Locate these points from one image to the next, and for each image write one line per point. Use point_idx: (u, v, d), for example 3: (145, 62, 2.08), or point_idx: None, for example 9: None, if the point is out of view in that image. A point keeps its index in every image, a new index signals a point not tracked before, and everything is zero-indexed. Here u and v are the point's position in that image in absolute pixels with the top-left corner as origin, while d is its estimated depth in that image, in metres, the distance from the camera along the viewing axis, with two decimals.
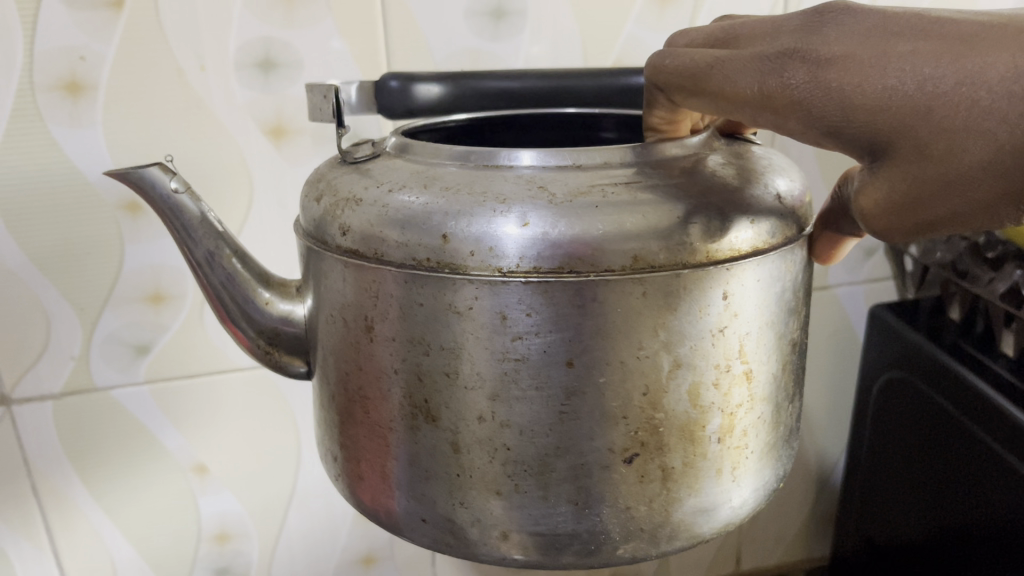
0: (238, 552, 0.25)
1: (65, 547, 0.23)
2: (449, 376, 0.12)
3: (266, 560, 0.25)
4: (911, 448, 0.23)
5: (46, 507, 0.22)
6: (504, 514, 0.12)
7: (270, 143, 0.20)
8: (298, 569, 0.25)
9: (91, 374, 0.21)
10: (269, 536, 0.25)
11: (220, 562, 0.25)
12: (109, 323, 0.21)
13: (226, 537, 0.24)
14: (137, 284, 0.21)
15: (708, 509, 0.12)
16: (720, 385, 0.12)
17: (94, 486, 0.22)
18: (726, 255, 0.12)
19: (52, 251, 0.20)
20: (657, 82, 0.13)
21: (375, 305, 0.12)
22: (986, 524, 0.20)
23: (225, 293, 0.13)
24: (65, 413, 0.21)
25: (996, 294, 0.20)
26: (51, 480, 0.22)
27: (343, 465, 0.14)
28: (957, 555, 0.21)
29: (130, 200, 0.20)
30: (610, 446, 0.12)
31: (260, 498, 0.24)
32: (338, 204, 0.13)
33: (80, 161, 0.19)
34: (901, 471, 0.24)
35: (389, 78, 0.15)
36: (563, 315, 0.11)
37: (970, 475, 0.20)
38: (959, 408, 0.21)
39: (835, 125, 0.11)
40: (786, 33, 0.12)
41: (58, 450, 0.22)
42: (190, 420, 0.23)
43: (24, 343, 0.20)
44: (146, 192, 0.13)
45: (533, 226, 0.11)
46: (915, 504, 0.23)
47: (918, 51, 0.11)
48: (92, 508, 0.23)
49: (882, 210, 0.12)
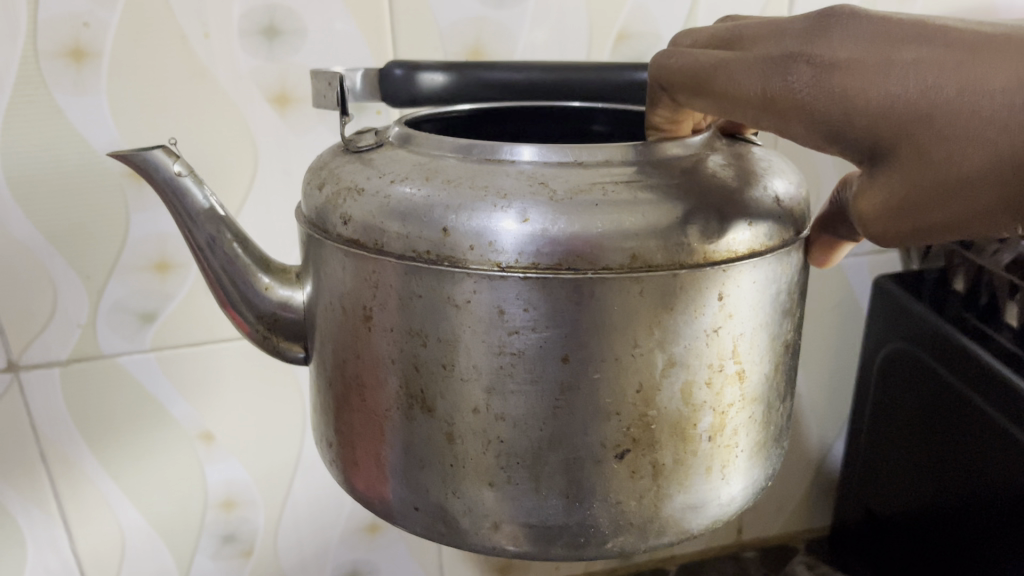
0: (244, 518, 0.25)
1: (73, 514, 0.23)
2: (444, 368, 0.12)
3: (272, 526, 0.25)
4: (913, 430, 0.23)
5: (52, 473, 0.22)
6: (496, 504, 0.12)
7: (275, 111, 0.20)
8: (304, 535, 0.26)
9: (99, 343, 0.21)
10: (275, 505, 0.25)
11: (226, 529, 0.25)
12: (116, 291, 0.21)
13: (232, 504, 0.24)
14: (144, 252, 0.21)
15: (696, 506, 0.13)
16: (712, 384, 0.12)
17: (100, 453, 0.23)
18: (724, 256, 0.12)
19: (60, 218, 0.20)
20: (662, 82, 0.13)
21: (373, 295, 0.12)
22: (987, 499, 0.20)
23: (225, 276, 0.14)
24: (73, 379, 0.22)
25: (1003, 264, 0.21)
26: (60, 446, 0.22)
27: (338, 451, 0.14)
28: (961, 534, 0.21)
29: (136, 168, 0.20)
30: (602, 441, 0.12)
31: (266, 464, 0.24)
32: (340, 193, 0.13)
33: (86, 129, 0.19)
34: (901, 447, 0.24)
35: (394, 66, 0.15)
36: (560, 311, 0.11)
37: (972, 449, 0.21)
38: (962, 378, 0.21)
39: (837, 130, 0.11)
40: (790, 36, 0.12)
41: (64, 416, 0.22)
42: (195, 389, 0.23)
43: (31, 310, 0.21)
44: (148, 175, 0.13)
45: (533, 222, 0.11)
46: (917, 488, 0.23)
47: (923, 58, 0.11)
48: (99, 475, 0.23)
49: (879, 214, 0.12)
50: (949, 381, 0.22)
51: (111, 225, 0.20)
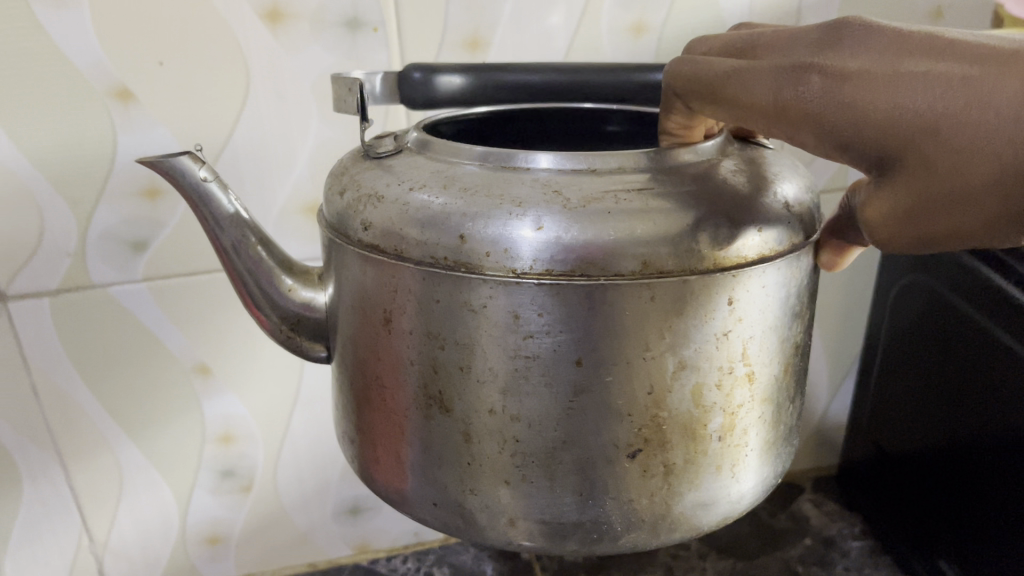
0: (242, 455, 0.25)
1: (70, 452, 0.23)
2: (462, 369, 0.12)
3: (271, 465, 0.25)
4: (933, 416, 0.24)
5: (46, 406, 0.22)
6: (511, 502, 0.13)
7: (269, 29, 0.20)
8: (305, 475, 0.26)
9: (89, 271, 0.21)
10: (273, 442, 0.25)
11: (225, 464, 0.25)
12: (106, 219, 0.20)
13: (231, 439, 0.25)
14: (133, 178, 0.20)
15: (707, 504, 0.13)
16: (722, 386, 0.12)
17: (95, 385, 0.22)
18: (734, 262, 0.12)
19: (46, 144, 0.19)
20: (676, 89, 0.13)
21: (393, 299, 0.13)
22: (997, 425, 0.21)
23: (250, 278, 0.14)
24: (63, 311, 0.21)
25: None
26: (52, 380, 0.22)
27: (359, 447, 0.14)
28: (975, 468, 0.22)
29: (120, 87, 0.19)
30: (615, 441, 0.12)
31: (264, 401, 0.24)
32: (360, 200, 0.13)
33: (69, 45, 0.18)
34: (919, 378, 0.25)
35: (413, 69, 0.15)
36: (572, 315, 0.12)
37: (985, 375, 0.21)
38: (976, 306, 0.21)
39: (846, 139, 0.12)
40: (803, 46, 0.12)
41: (59, 350, 0.21)
42: (190, 319, 0.22)
43: (18, 238, 0.20)
44: (177, 180, 0.14)
45: (547, 229, 0.12)
46: (937, 443, 0.24)
47: (932, 71, 0.11)
48: (95, 409, 0.23)
49: (884, 221, 0.12)
50: (970, 341, 0.22)
51: (99, 150, 0.20)
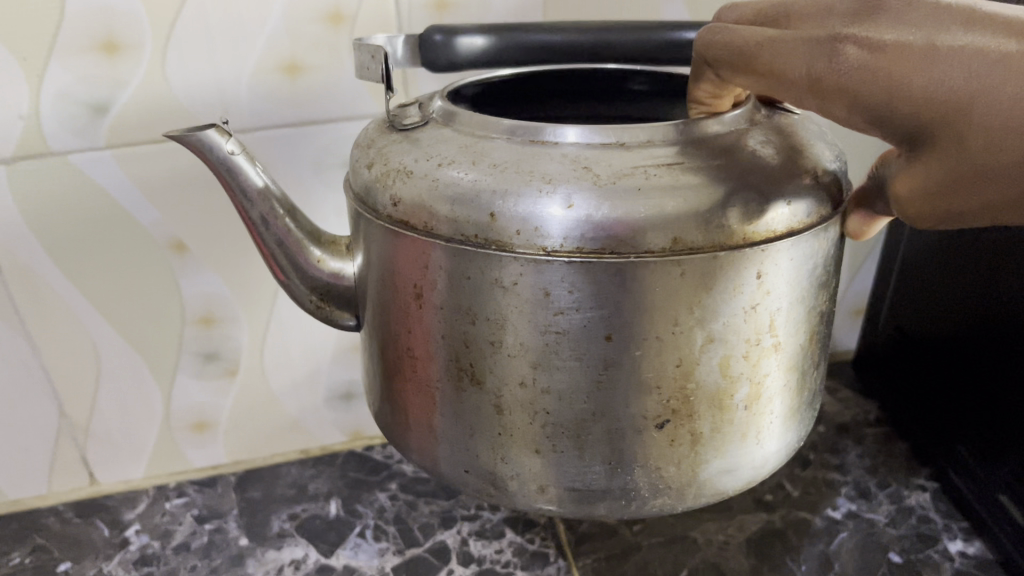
0: (226, 337, 0.23)
1: (41, 336, 0.21)
2: (492, 344, 0.13)
3: (258, 345, 0.23)
4: (947, 320, 0.23)
5: (9, 282, 0.20)
6: (542, 470, 0.13)
7: None
8: (293, 347, 0.24)
9: (46, 137, 0.19)
10: (260, 321, 0.23)
11: (209, 346, 0.23)
12: (60, 76, 0.18)
13: (213, 320, 0.23)
14: (86, 30, 0.18)
15: (731, 470, 0.13)
16: (749, 356, 0.13)
17: (62, 263, 0.21)
18: (763, 236, 0.12)
19: None
20: (706, 58, 0.13)
21: (423, 275, 0.13)
22: None
23: (281, 251, 0.14)
24: (25, 184, 0.19)
25: None
26: (13, 254, 0.20)
27: (389, 412, 0.15)
28: (998, 353, 0.21)
29: None
30: (644, 412, 0.13)
31: (248, 277, 0.22)
32: (389, 175, 0.13)
33: None
34: (951, 259, 0.23)
35: (433, 31, 0.15)
36: (603, 292, 0.12)
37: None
38: None
39: (879, 113, 0.11)
40: (838, 16, 0.12)
41: (23, 224, 0.20)
42: (161, 189, 0.20)
43: None
44: (206, 158, 0.14)
45: (577, 208, 0.12)
46: (960, 324, 0.23)
47: (975, 45, 0.11)
48: (65, 290, 0.21)
49: (914, 196, 0.12)
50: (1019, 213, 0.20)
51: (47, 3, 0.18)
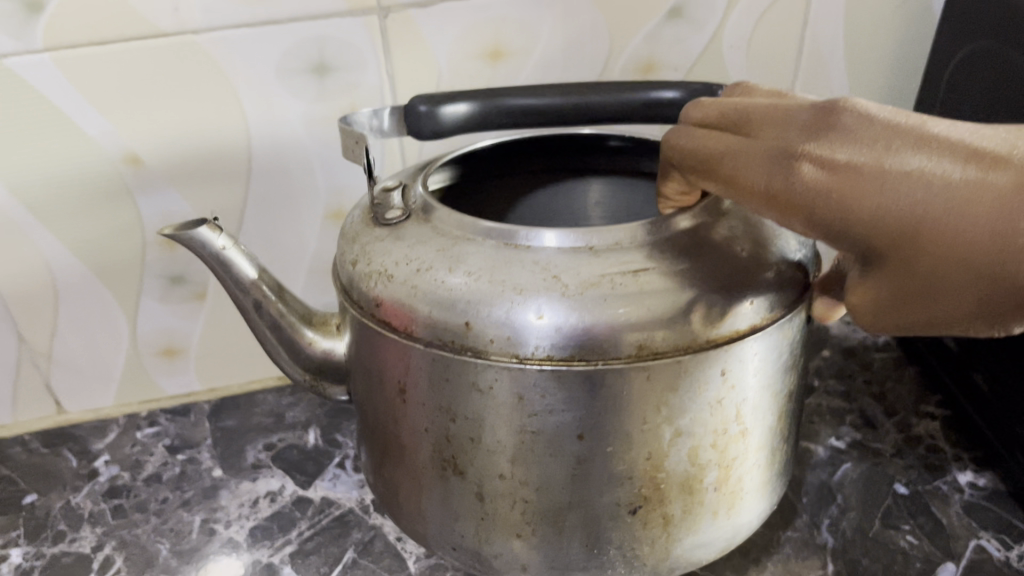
0: (192, 258, 0.23)
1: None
2: (473, 440, 0.13)
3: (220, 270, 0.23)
4: None
5: None
6: (523, 551, 0.14)
7: None
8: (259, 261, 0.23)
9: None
10: (226, 242, 0.23)
11: (172, 268, 0.23)
12: None
13: (175, 241, 0.22)
14: None
15: (704, 543, 0.14)
16: (719, 444, 0.13)
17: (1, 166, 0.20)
18: (727, 335, 0.13)
19: None
20: (672, 158, 0.13)
21: (405, 371, 0.13)
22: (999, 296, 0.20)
23: (273, 330, 0.15)
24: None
25: None
26: None
27: (378, 485, 0.16)
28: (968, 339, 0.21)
29: None
30: (618, 500, 0.13)
31: (210, 193, 0.22)
32: (370, 275, 0.13)
33: None
34: None
35: (416, 103, 0.15)
36: (575, 397, 0.12)
37: None
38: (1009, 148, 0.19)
39: (836, 229, 0.12)
40: (796, 127, 0.12)
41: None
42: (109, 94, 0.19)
43: None
44: (200, 247, 0.14)
45: (551, 318, 0.12)
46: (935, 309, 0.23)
47: (924, 171, 0.11)
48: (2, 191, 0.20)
49: (875, 302, 0.12)
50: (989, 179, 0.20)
51: None
